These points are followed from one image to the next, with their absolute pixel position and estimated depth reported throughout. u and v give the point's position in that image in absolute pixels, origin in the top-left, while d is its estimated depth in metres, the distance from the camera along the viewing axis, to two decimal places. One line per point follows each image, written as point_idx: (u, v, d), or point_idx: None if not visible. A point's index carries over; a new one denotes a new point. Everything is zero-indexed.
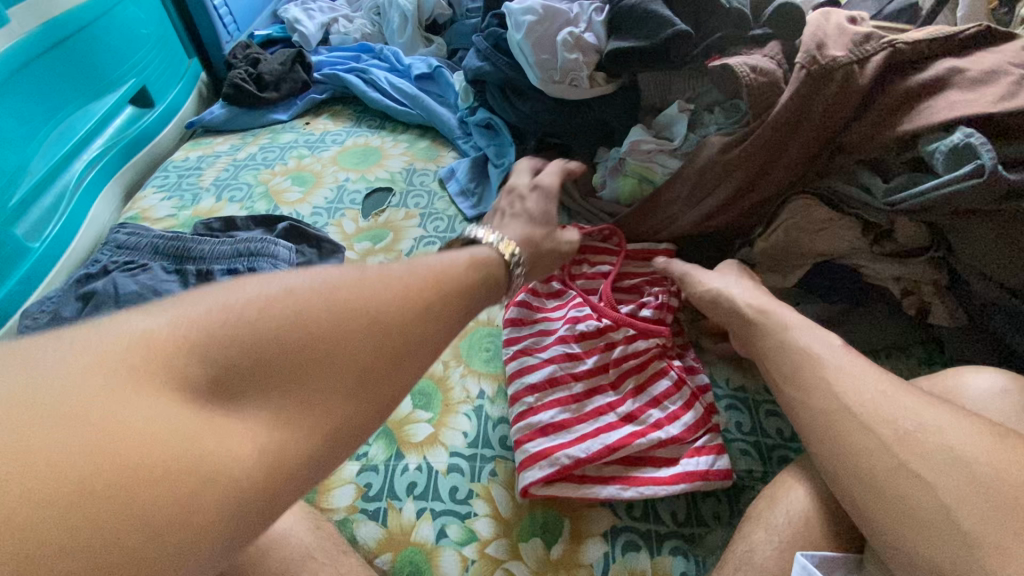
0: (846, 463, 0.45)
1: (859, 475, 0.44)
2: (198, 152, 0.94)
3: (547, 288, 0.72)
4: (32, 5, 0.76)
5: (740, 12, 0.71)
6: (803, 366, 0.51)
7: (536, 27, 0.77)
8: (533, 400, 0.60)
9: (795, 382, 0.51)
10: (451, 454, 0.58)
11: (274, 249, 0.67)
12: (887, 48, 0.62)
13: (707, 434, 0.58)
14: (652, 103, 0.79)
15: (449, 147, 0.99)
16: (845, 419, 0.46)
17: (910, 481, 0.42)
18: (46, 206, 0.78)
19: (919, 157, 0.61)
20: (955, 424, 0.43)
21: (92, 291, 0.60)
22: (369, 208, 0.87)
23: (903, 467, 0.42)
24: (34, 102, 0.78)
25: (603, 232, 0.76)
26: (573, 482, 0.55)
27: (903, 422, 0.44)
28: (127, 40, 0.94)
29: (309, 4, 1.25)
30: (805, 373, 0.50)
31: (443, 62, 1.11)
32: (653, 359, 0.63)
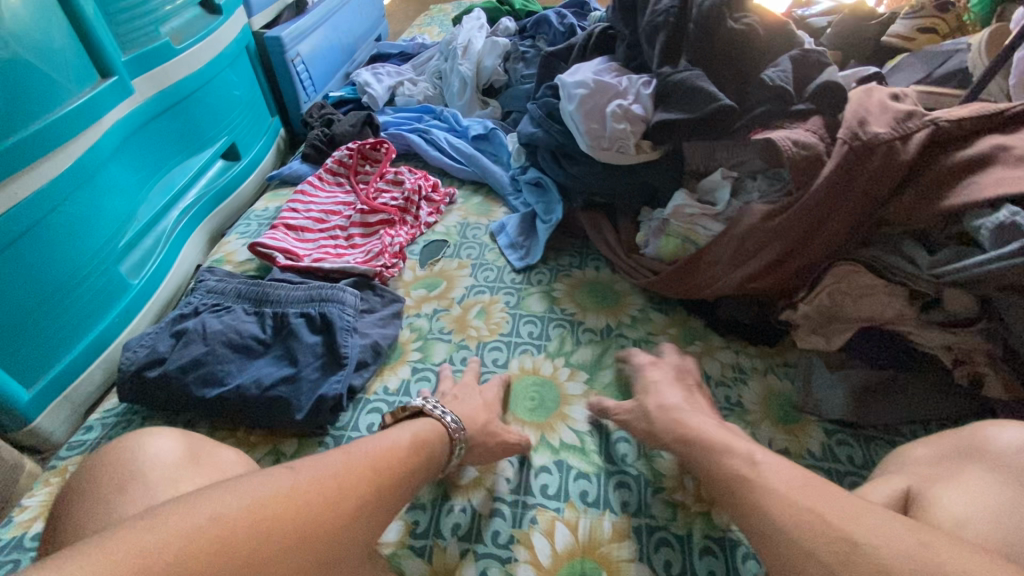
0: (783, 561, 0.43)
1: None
2: (276, 203, 1.02)
3: (336, 180, 1.03)
4: (153, 77, 0.86)
5: (782, 90, 0.74)
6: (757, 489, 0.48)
7: (589, 101, 0.84)
8: (292, 234, 0.90)
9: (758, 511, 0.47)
10: (494, 499, 0.61)
11: (343, 295, 0.74)
12: (930, 126, 0.64)
13: (408, 229, 0.96)
14: (696, 167, 0.83)
15: (501, 203, 1.06)
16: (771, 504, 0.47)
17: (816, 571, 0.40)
18: (146, 247, 0.87)
19: (964, 231, 0.62)
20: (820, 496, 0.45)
21: (185, 329, 0.68)
22: (425, 258, 0.93)
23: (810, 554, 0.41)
24: (144, 158, 0.88)
25: (373, 145, 1.06)
26: (299, 268, 0.82)
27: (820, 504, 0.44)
28: (223, 104, 1.06)
29: (379, 69, 1.38)
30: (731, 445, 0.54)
31: (497, 123, 1.19)
32: (389, 186, 1.02)
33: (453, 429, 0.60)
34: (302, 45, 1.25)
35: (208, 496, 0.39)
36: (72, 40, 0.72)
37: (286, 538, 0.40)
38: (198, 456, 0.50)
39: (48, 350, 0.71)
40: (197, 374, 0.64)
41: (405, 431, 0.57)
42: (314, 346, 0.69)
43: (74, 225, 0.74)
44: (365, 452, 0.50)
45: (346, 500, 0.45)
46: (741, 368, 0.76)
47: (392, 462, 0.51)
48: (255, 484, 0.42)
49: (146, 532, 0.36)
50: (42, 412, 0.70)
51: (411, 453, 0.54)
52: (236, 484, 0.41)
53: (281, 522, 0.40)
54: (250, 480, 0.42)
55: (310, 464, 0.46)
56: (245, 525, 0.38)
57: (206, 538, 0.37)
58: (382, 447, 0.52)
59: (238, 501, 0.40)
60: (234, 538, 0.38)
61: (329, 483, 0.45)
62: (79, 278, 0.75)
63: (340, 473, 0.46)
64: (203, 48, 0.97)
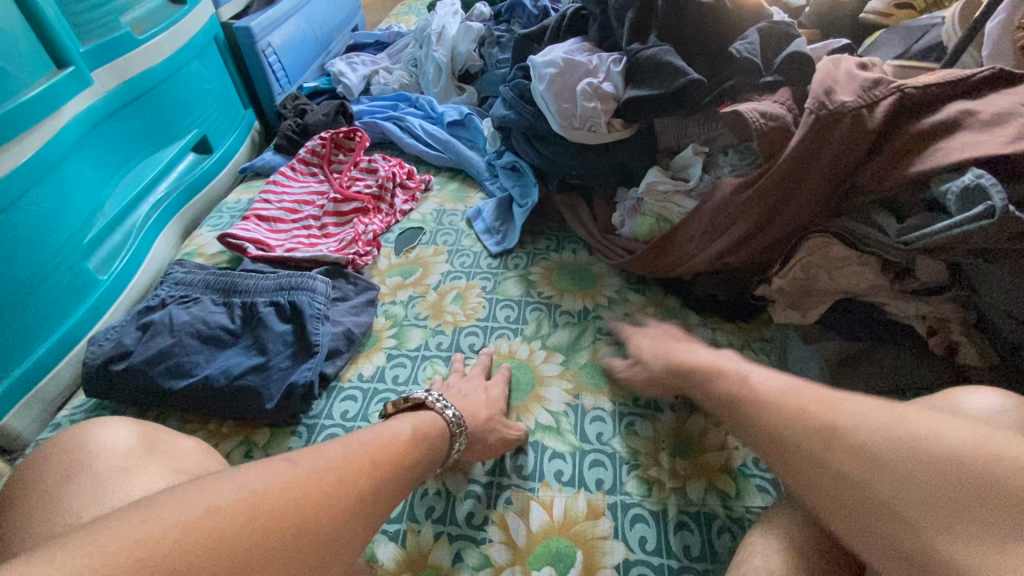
0: (807, 450, 0.42)
1: (826, 468, 0.40)
2: (249, 195, 1.01)
3: (308, 170, 1.02)
4: (114, 68, 0.85)
5: (751, 62, 0.73)
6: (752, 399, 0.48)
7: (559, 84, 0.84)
8: (265, 225, 0.89)
9: (773, 403, 0.46)
10: (469, 481, 0.61)
11: (313, 283, 0.73)
12: (897, 93, 0.63)
13: (383, 216, 0.95)
14: (668, 145, 0.83)
15: (478, 189, 1.05)
16: (785, 404, 0.46)
17: (844, 451, 0.39)
18: (115, 243, 0.86)
19: (933, 198, 0.61)
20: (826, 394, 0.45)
21: (151, 321, 0.67)
22: (400, 245, 0.92)
23: (833, 434, 0.41)
24: (109, 151, 0.86)
25: (346, 133, 1.05)
26: (271, 258, 0.81)
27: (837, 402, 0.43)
28: (192, 96, 1.04)
29: (354, 59, 1.36)
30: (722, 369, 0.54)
31: (472, 109, 1.18)
32: (362, 173, 1.01)
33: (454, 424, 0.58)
34: (273, 36, 1.23)
35: (204, 488, 0.38)
36: (24, 29, 0.70)
37: (285, 529, 0.38)
38: (156, 446, 0.49)
39: (13, 348, 0.70)
40: (164, 365, 0.63)
41: (406, 423, 0.55)
42: (284, 334, 0.68)
43: (35, 220, 0.72)
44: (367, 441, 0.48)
45: (347, 487, 0.43)
46: (717, 344, 0.76)
47: (388, 452, 0.49)
48: (236, 482, 0.39)
49: (141, 529, 0.34)
50: (9, 410, 0.69)
51: (413, 443, 0.52)
52: (225, 478, 0.40)
53: (281, 508, 0.39)
54: (244, 473, 0.40)
55: (313, 450, 0.45)
56: (242, 513, 0.37)
57: (203, 531, 0.35)
58: (375, 439, 0.49)
59: (230, 493, 0.38)
60: (234, 529, 0.36)
61: (326, 472, 0.43)
62: (45, 274, 0.74)
63: (336, 463, 0.44)
64: (167, 39, 0.95)
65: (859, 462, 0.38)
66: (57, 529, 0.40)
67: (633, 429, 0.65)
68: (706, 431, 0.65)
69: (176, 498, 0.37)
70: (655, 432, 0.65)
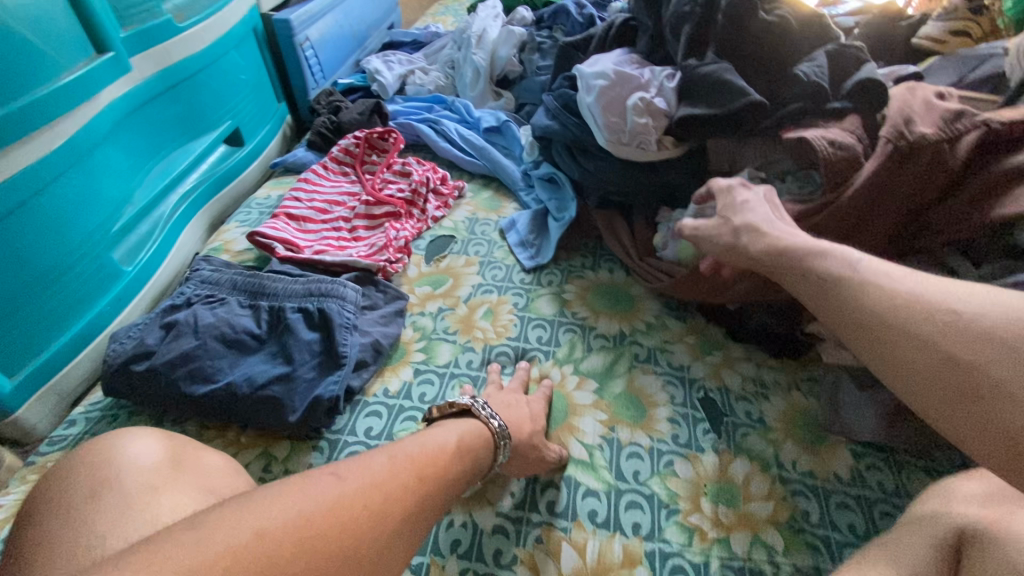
0: (904, 339, 0.42)
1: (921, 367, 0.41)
2: (279, 191, 0.98)
3: (340, 169, 0.99)
4: (152, 56, 0.83)
5: (817, 86, 0.69)
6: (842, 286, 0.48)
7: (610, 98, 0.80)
8: (294, 224, 0.87)
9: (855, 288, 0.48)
10: (497, 515, 0.57)
11: (344, 291, 0.70)
12: (981, 127, 0.59)
13: (415, 222, 0.92)
14: (720, 165, 0.78)
15: (512, 199, 1.02)
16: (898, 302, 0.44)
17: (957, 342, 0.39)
18: (142, 234, 0.84)
19: (1014, 244, 0.57)
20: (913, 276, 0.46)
21: (175, 321, 0.64)
22: (431, 253, 0.89)
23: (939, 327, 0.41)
24: (142, 139, 0.84)
25: (382, 134, 1.02)
26: (300, 260, 0.79)
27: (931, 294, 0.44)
28: (228, 87, 1.02)
29: (390, 57, 1.34)
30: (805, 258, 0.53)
31: (509, 115, 1.15)
32: (395, 176, 0.98)
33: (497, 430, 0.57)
34: (312, 30, 1.21)
35: (248, 510, 0.37)
36: (65, 11, 0.68)
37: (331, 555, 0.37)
38: (183, 462, 0.46)
39: (32, 338, 0.68)
40: (186, 369, 0.61)
41: (450, 431, 0.54)
42: (311, 343, 0.65)
43: (64, 208, 0.70)
44: (412, 455, 0.47)
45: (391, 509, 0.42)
46: (762, 382, 0.71)
47: (433, 468, 0.48)
48: (288, 499, 0.39)
49: (196, 551, 0.34)
50: (24, 403, 0.67)
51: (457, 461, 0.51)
52: (274, 494, 0.39)
53: (329, 528, 0.38)
54: (294, 487, 0.40)
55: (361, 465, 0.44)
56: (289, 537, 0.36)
57: (254, 554, 0.35)
58: (428, 451, 0.49)
59: (281, 513, 0.38)
60: (281, 553, 0.35)
61: (369, 489, 0.42)
62: (69, 264, 0.72)
63: (381, 478, 0.43)
64: (207, 28, 0.93)
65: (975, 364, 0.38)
66: (74, 552, 0.38)
67: (672, 469, 0.61)
68: (750, 478, 0.61)
69: (228, 516, 0.37)
70: (696, 475, 0.61)
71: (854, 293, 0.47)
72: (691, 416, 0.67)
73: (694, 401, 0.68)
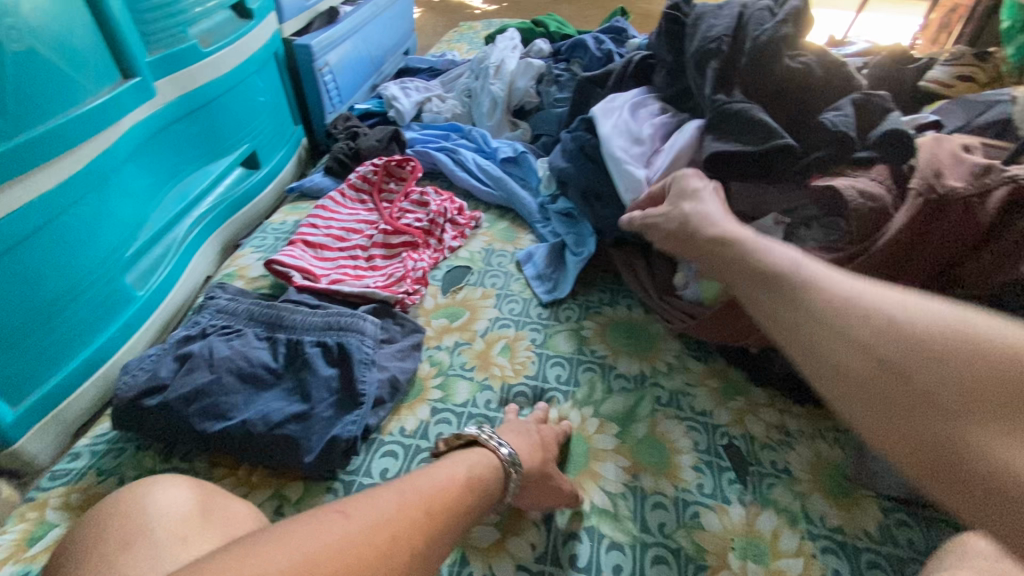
0: (820, 338, 0.39)
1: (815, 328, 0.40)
2: (294, 216, 0.98)
3: (357, 196, 0.99)
4: (176, 80, 0.82)
5: (846, 135, 0.70)
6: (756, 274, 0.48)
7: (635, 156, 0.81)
8: (310, 251, 0.86)
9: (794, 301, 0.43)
10: (518, 569, 0.55)
11: (363, 324, 0.69)
12: (1011, 181, 0.58)
13: (433, 253, 0.91)
14: (743, 209, 0.76)
15: (528, 230, 1.01)
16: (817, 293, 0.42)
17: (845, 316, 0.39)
18: (154, 257, 0.82)
19: None
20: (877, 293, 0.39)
21: (190, 353, 0.63)
22: (447, 284, 0.88)
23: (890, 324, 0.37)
24: (160, 162, 0.83)
25: (400, 162, 1.02)
26: (318, 290, 0.78)
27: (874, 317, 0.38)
28: (247, 111, 1.02)
29: (407, 84, 1.35)
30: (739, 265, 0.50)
31: (526, 146, 1.15)
32: (414, 204, 0.97)
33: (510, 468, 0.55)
34: (331, 55, 1.22)
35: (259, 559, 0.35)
36: (95, 36, 0.68)
37: None
38: (211, 512, 0.44)
39: (39, 365, 0.66)
40: (200, 404, 0.59)
41: (456, 463, 0.53)
42: (328, 379, 0.63)
43: (80, 232, 0.69)
44: (423, 492, 0.45)
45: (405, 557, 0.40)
46: (786, 431, 0.70)
47: (443, 505, 0.45)
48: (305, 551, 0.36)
49: None
50: (25, 432, 0.64)
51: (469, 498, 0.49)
52: (292, 547, 0.36)
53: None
54: (315, 541, 0.37)
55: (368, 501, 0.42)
56: None
57: None
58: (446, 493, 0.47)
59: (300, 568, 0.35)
60: None
61: (382, 531, 0.40)
62: (81, 288, 0.70)
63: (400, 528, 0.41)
64: (231, 53, 0.93)
65: (914, 337, 0.35)
66: None
67: (698, 522, 0.60)
68: (778, 532, 0.59)
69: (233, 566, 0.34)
70: (723, 527, 0.59)
71: (847, 344, 0.38)
72: (716, 465, 0.65)
73: (718, 448, 0.67)
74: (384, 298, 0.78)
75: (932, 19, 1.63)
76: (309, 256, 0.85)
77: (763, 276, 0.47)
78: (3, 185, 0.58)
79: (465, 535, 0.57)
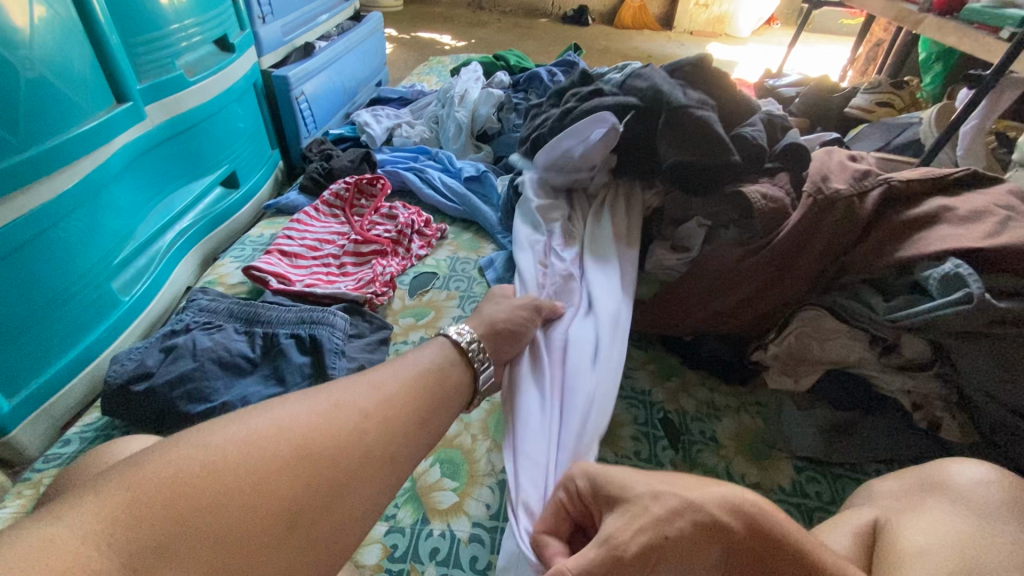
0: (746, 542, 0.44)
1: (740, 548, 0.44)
2: (271, 229, 1.05)
3: (329, 212, 1.07)
4: (164, 105, 0.91)
5: (755, 146, 0.81)
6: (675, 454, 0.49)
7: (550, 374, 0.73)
8: (285, 260, 0.93)
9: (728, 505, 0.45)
10: (473, 524, 0.62)
11: (334, 319, 0.76)
12: (884, 184, 0.71)
13: (400, 260, 0.99)
14: (673, 215, 0.87)
15: (490, 241, 1.10)
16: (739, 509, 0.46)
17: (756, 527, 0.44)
18: (140, 266, 0.89)
19: (916, 281, 0.67)
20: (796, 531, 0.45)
21: (175, 344, 0.69)
22: (414, 288, 0.96)
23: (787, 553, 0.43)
24: (147, 180, 0.91)
25: (371, 180, 1.11)
26: (293, 292, 0.85)
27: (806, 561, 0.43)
28: (228, 135, 1.10)
29: (379, 112, 1.45)
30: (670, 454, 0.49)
31: (489, 166, 1.25)
32: (383, 218, 1.06)
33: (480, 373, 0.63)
34: (308, 85, 1.32)
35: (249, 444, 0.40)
36: (94, 65, 0.76)
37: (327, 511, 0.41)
38: None
39: (32, 363, 0.71)
40: (184, 389, 0.65)
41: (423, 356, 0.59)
42: (302, 366, 0.70)
43: (73, 242, 0.76)
44: (391, 387, 0.52)
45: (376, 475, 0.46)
46: (714, 406, 0.79)
47: (413, 408, 0.51)
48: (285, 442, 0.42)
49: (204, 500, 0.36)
50: (18, 424, 0.70)
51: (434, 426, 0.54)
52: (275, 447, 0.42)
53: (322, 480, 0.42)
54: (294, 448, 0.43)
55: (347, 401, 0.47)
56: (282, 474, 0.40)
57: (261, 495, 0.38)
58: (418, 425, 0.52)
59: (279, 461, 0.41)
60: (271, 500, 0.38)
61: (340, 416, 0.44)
62: (73, 292, 0.76)
63: None
64: (213, 82, 1.02)
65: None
66: None
67: None
68: None
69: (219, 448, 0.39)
70: None
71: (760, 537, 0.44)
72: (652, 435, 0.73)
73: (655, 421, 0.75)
74: (354, 299, 0.86)
75: (858, 53, 1.81)
76: (284, 264, 0.92)
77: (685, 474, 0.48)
78: (9, 195, 0.65)
79: (426, 498, 0.64)
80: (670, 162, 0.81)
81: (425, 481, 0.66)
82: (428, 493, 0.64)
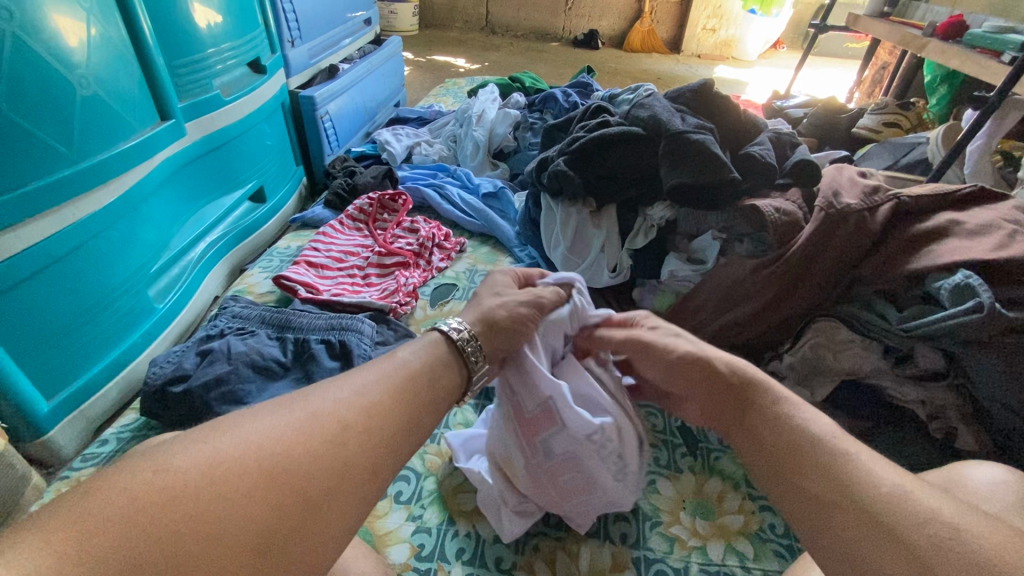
0: (836, 497, 0.39)
1: (826, 508, 0.39)
2: (297, 242, 1.09)
3: (354, 225, 1.11)
4: (201, 123, 0.95)
5: (767, 164, 0.84)
6: (766, 424, 0.47)
7: (495, 420, 0.62)
8: (313, 270, 0.96)
9: (788, 470, 0.43)
10: (498, 526, 0.63)
11: (361, 326, 0.79)
12: (894, 200, 0.74)
13: (422, 272, 1.02)
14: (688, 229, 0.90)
15: (507, 254, 1.13)
16: (816, 455, 0.42)
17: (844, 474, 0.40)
18: (173, 275, 0.93)
19: (927, 292, 0.69)
20: (882, 469, 0.40)
21: (211, 348, 0.72)
22: (436, 299, 0.98)
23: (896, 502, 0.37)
24: (183, 193, 0.95)
25: (394, 197, 1.16)
26: (321, 301, 0.88)
27: (916, 525, 0.35)
28: (256, 152, 1.15)
29: (399, 131, 1.51)
30: (757, 411, 0.48)
31: (505, 183, 1.29)
32: (406, 232, 1.10)
33: (476, 369, 0.52)
34: (331, 105, 1.37)
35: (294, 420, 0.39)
36: (141, 85, 0.81)
37: None
38: None
39: (71, 366, 0.74)
40: (219, 391, 0.68)
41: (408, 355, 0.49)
42: (331, 371, 0.73)
43: (114, 251, 0.79)
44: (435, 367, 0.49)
45: None
46: None
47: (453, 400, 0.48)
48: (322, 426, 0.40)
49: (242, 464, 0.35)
50: (55, 425, 0.72)
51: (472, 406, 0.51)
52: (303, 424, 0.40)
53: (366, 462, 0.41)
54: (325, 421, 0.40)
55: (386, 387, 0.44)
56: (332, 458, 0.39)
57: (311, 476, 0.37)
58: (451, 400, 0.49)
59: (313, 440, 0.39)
60: None
61: (384, 408, 0.43)
62: (112, 299, 0.79)
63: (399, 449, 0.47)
64: (246, 101, 1.07)
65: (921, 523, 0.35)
66: None
67: (654, 487, 0.69)
68: (724, 496, 0.68)
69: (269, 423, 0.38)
70: (676, 492, 0.68)
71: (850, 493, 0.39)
72: (670, 442, 0.75)
73: (674, 428, 0.77)
74: (379, 309, 0.88)
75: (864, 75, 1.86)
76: (313, 275, 0.95)
77: (778, 449, 0.45)
78: (62, 205, 0.69)
79: (451, 499, 0.66)
80: (668, 186, 0.83)
81: (450, 484, 0.67)
82: (453, 495, 0.66)
